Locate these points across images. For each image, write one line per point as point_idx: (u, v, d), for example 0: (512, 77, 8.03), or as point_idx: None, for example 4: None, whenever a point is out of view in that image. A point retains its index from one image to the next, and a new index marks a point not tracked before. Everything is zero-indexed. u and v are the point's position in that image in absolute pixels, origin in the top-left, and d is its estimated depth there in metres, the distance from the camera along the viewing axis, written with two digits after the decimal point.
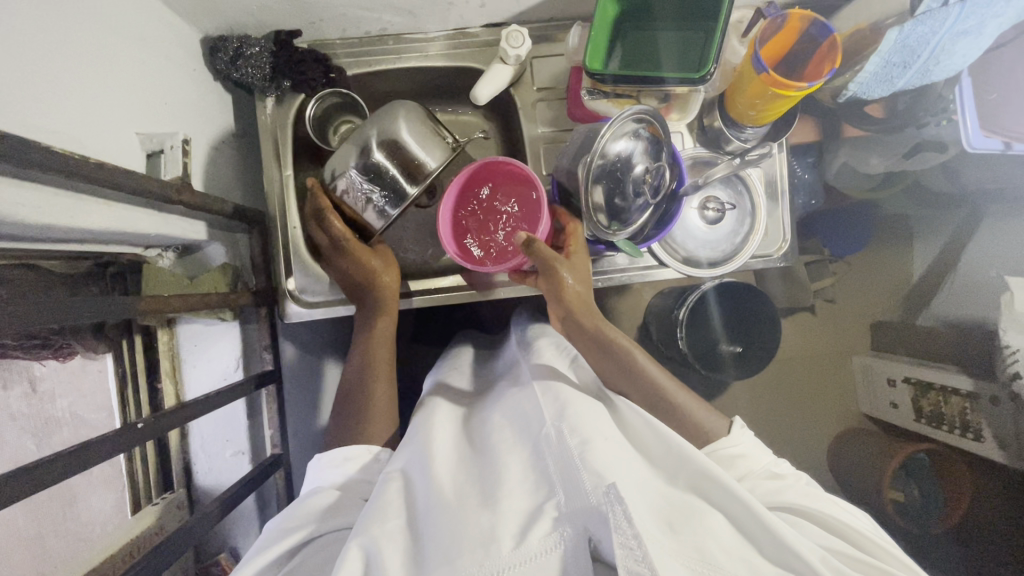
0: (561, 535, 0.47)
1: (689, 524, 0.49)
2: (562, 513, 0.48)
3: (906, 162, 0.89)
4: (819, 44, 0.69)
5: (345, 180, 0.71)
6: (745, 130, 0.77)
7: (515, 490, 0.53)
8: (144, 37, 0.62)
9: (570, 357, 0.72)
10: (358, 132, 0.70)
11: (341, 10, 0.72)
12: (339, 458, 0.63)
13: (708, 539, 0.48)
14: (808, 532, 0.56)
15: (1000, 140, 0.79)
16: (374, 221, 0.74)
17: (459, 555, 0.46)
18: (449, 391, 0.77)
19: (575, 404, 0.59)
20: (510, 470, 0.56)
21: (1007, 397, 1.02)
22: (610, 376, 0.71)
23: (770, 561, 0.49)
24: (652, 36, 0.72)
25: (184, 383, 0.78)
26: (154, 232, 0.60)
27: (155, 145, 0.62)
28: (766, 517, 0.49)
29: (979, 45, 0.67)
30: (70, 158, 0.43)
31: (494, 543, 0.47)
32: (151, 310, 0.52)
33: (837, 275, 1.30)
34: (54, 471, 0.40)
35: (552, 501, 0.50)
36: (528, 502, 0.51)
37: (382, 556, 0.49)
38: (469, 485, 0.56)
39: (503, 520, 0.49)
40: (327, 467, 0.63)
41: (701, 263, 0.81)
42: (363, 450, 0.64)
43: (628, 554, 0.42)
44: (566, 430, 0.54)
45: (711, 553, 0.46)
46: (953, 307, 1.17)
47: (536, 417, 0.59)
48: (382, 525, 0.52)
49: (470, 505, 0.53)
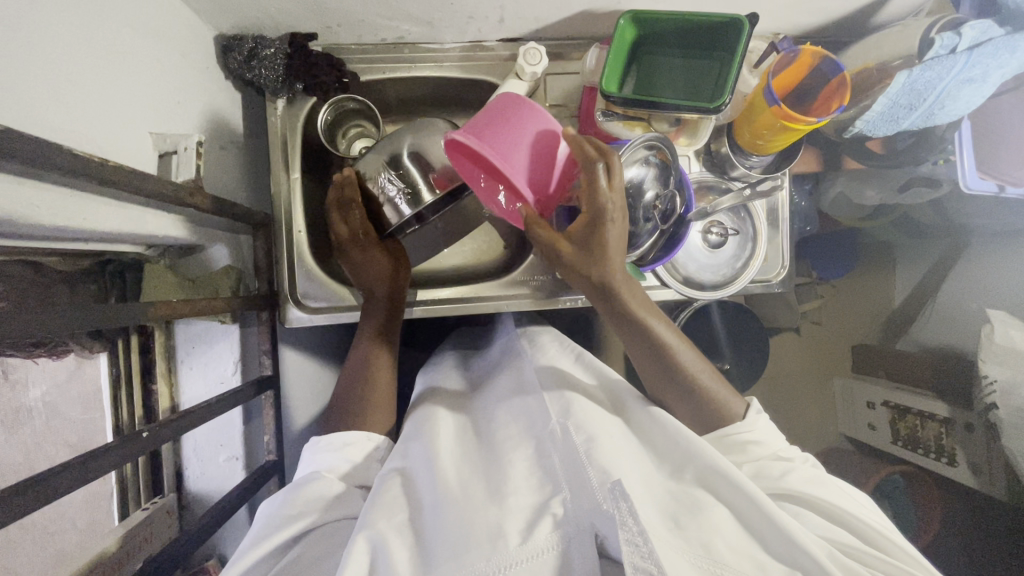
0: (564, 531, 0.47)
1: (695, 519, 0.50)
2: (565, 511, 0.48)
3: (899, 196, 0.93)
4: (827, 80, 0.71)
5: (377, 180, 0.74)
6: (751, 158, 0.79)
7: (521, 487, 0.53)
8: (160, 35, 0.61)
9: (574, 353, 0.76)
10: (390, 140, 0.74)
11: (360, 17, 0.71)
12: (338, 442, 0.62)
13: (715, 534, 0.48)
14: (811, 522, 0.55)
15: (994, 183, 0.80)
16: (391, 216, 0.76)
17: (466, 548, 0.46)
18: (442, 394, 0.76)
19: (579, 403, 0.61)
20: (515, 466, 0.55)
21: (981, 424, 1.06)
22: (628, 341, 0.67)
23: (777, 559, 0.49)
24: (663, 61, 0.73)
25: (179, 386, 0.76)
26: (163, 233, 0.60)
27: (169, 146, 0.60)
28: (772, 512, 0.49)
29: (983, 93, 0.69)
30: (92, 161, 0.42)
31: (501, 539, 0.46)
32: (162, 315, 0.51)
33: (824, 299, 1.33)
34: (63, 483, 0.39)
35: (556, 498, 0.49)
36: (532, 497, 0.51)
37: (392, 550, 0.48)
38: (472, 480, 0.56)
39: (509, 516, 0.49)
40: (325, 451, 0.62)
41: (703, 286, 0.81)
42: (362, 437, 0.64)
43: (634, 550, 0.43)
44: (571, 426, 0.56)
45: (717, 551, 0.47)
46: (932, 334, 1.21)
47: (541, 414, 0.60)
48: (390, 519, 0.51)
49: (477, 498, 0.53)
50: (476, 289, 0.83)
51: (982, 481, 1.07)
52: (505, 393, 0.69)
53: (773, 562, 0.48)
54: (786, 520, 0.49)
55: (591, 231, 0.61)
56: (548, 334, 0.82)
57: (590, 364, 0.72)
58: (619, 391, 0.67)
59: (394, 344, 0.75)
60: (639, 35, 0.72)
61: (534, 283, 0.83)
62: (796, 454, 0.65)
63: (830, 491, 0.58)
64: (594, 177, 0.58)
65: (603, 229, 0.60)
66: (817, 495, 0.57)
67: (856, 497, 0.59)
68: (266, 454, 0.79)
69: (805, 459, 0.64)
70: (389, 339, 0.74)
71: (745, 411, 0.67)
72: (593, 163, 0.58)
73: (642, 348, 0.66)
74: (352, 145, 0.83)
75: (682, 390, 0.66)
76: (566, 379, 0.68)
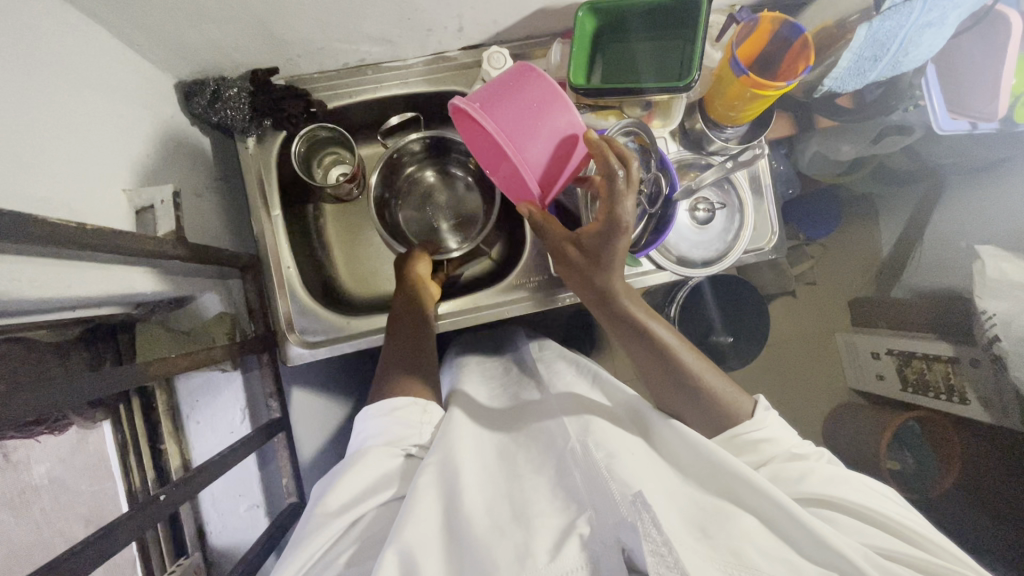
0: (591, 550, 0.45)
1: (724, 527, 0.48)
2: (592, 527, 0.46)
3: (874, 147, 0.93)
4: (790, 44, 0.71)
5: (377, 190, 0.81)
6: (727, 130, 0.79)
7: (546, 509, 0.50)
8: (118, 88, 0.60)
9: (591, 375, 0.72)
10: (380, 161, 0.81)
11: (319, 45, 0.71)
12: (385, 410, 0.60)
13: (744, 540, 0.47)
14: (845, 529, 0.54)
15: (968, 122, 0.83)
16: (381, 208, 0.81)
17: (495, 566, 0.44)
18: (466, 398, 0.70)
19: (598, 421, 0.59)
20: (537, 490, 0.54)
21: (987, 358, 1.02)
22: (633, 353, 0.65)
23: (811, 561, 0.48)
24: (627, 47, 0.73)
25: (189, 443, 0.75)
26: (150, 290, 0.59)
27: (144, 201, 0.59)
28: (804, 520, 0.48)
29: (944, 35, 0.71)
30: (64, 226, 0.40)
31: (528, 558, 0.45)
32: (160, 373, 0.51)
33: (815, 259, 1.36)
34: (83, 560, 0.39)
35: (583, 516, 0.48)
36: (559, 518, 0.49)
37: (422, 565, 0.45)
38: (496, 498, 0.54)
39: (536, 535, 0.47)
40: (375, 419, 0.60)
41: (696, 263, 0.82)
42: (410, 403, 0.61)
43: (660, 560, 0.41)
44: (590, 444, 0.54)
45: (748, 557, 0.45)
46: (925, 277, 1.22)
47: (559, 432, 0.58)
48: (416, 527, 0.48)
49: (501, 518, 0.50)
50: (477, 299, 0.82)
51: (995, 414, 1.04)
52: (526, 413, 0.67)
53: (811, 566, 0.47)
54: (824, 529, 0.47)
55: (602, 244, 0.60)
56: (562, 357, 0.78)
57: (607, 385, 0.69)
58: (636, 407, 0.65)
59: (426, 351, 0.68)
60: (599, 24, 0.72)
61: (531, 284, 0.82)
62: (809, 448, 0.62)
63: (845, 486, 0.56)
64: (618, 191, 0.57)
65: (614, 244, 0.60)
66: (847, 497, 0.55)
67: (878, 488, 0.58)
68: (286, 497, 0.78)
69: (818, 451, 0.62)
70: (418, 346, 0.68)
71: (753, 408, 0.64)
72: (613, 173, 0.57)
73: (641, 351, 0.64)
74: (330, 172, 0.85)
75: (699, 403, 0.63)
76: (587, 405, 0.64)
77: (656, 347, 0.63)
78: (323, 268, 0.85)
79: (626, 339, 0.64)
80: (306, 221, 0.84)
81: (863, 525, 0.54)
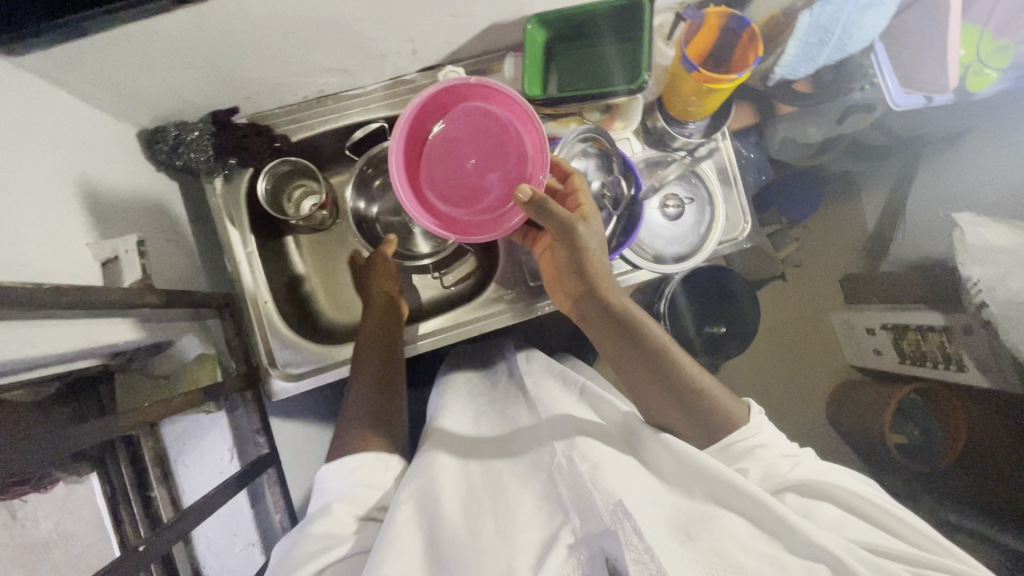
0: (576, 561, 0.45)
1: (706, 529, 0.49)
2: (577, 537, 0.46)
3: (840, 126, 0.94)
4: (738, 36, 0.72)
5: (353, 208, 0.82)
6: (689, 125, 0.80)
7: (530, 524, 0.51)
8: (76, 143, 0.61)
9: (579, 389, 0.70)
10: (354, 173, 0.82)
11: (275, 81, 0.72)
12: (347, 468, 0.60)
13: (726, 540, 0.48)
14: (832, 518, 0.54)
15: (922, 95, 0.84)
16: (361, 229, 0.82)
17: None
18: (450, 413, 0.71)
19: (590, 442, 0.57)
20: (523, 504, 0.54)
21: (979, 325, 1.02)
22: (622, 357, 0.66)
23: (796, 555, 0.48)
24: (579, 54, 0.74)
25: (180, 487, 0.75)
26: (124, 341, 0.59)
27: (109, 252, 0.59)
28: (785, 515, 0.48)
29: (885, 14, 0.73)
30: (19, 289, 0.41)
31: None
32: (133, 423, 0.52)
33: (799, 241, 1.36)
34: None
35: (567, 526, 0.48)
36: (543, 532, 0.50)
37: None
38: (482, 518, 0.54)
39: (520, 553, 0.48)
40: (336, 478, 0.60)
41: (669, 259, 0.81)
42: (371, 459, 0.61)
43: (643, 568, 0.42)
44: (574, 455, 0.54)
45: (730, 556, 0.46)
46: (911, 248, 1.22)
47: (545, 447, 0.58)
48: (397, 559, 0.49)
49: (486, 538, 0.51)
50: (457, 314, 0.82)
51: (995, 378, 1.03)
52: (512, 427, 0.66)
53: (793, 558, 0.47)
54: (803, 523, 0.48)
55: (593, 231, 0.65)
56: (547, 368, 0.77)
57: (595, 396, 0.67)
58: (631, 421, 0.63)
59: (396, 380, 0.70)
60: (548, 35, 0.74)
61: (508, 297, 0.82)
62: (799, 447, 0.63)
63: (832, 475, 0.57)
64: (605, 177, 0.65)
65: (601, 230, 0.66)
66: (835, 485, 0.56)
67: (860, 480, 0.59)
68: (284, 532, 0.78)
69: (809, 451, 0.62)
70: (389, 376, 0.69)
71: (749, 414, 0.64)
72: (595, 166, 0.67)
73: (632, 354, 0.65)
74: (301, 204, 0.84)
75: (690, 407, 0.61)
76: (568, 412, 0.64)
77: (648, 343, 0.64)
78: (301, 299, 0.85)
79: (616, 335, 0.66)
80: (281, 254, 0.85)
81: (851, 518, 0.54)
